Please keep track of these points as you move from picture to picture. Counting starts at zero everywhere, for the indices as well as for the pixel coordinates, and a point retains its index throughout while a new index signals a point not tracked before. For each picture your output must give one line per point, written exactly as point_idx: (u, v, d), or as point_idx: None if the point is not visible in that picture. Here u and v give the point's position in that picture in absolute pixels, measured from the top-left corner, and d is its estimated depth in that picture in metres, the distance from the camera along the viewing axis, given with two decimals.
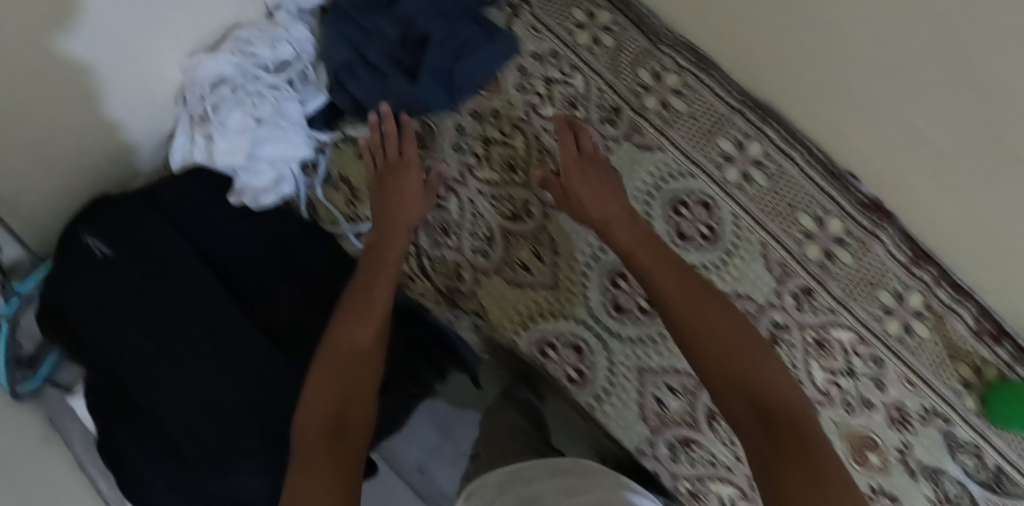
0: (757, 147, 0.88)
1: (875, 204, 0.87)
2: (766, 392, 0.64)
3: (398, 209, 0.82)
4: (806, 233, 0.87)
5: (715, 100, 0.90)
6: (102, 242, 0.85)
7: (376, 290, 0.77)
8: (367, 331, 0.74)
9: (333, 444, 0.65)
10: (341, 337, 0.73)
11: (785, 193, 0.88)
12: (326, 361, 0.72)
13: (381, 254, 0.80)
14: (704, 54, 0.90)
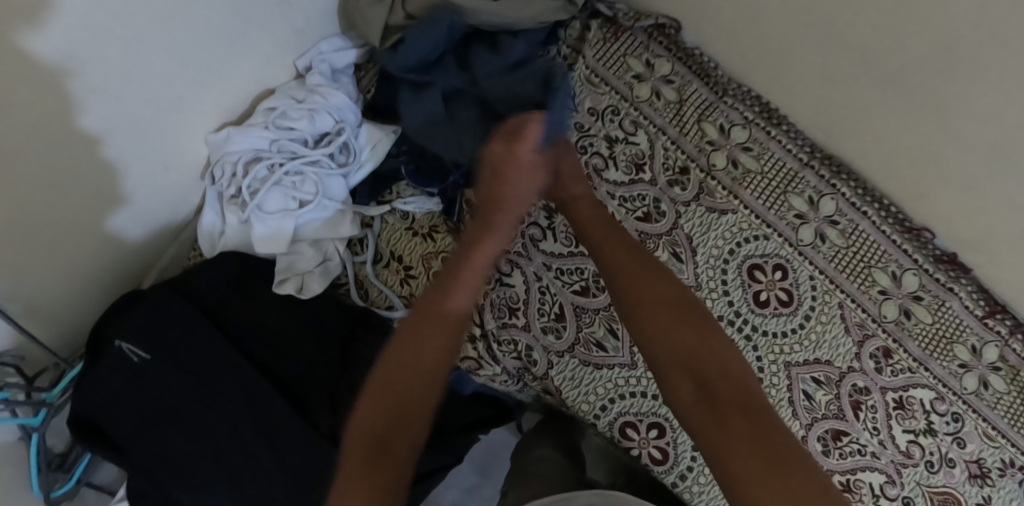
0: (831, 204, 0.83)
1: (949, 259, 0.79)
2: (749, 426, 0.59)
3: (502, 192, 0.67)
4: (884, 292, 0.81)
5: (781, 156, 0.85)
6: (138, 347, 0.76)
7: (452, 317, 0.66)
8: (439, 349, 0.64)
9: (380, 465, 0.60)
10: (393, 390, 0.63)
11: (864, 252, 0.82)
12: (372, 396, 0.63)
13: (471, 264, 0.67)
14: (773, 107, 0.86)
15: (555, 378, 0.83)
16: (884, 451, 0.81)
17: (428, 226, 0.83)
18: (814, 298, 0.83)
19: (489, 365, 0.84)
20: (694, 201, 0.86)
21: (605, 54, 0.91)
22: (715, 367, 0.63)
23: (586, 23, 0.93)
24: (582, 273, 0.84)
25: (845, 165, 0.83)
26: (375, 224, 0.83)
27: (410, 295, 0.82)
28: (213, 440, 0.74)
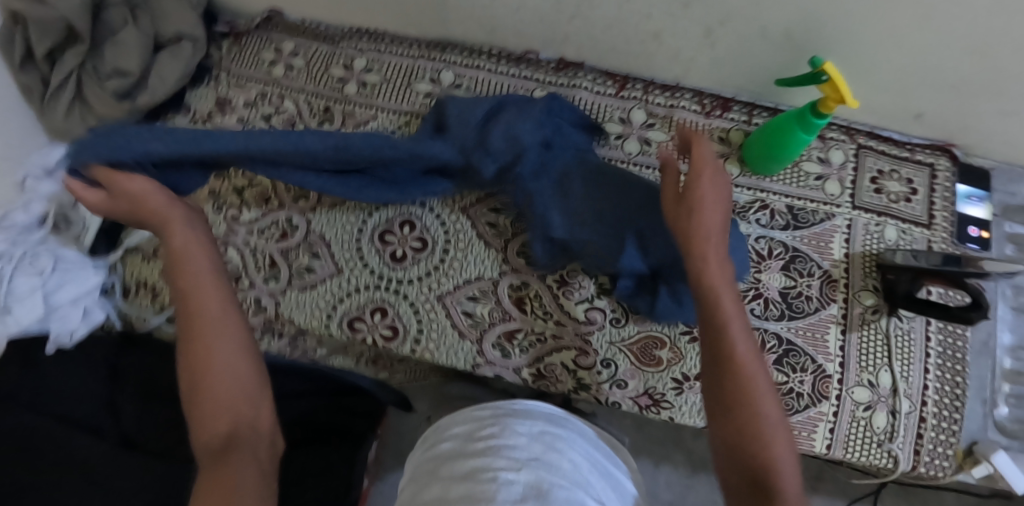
0: (448, 73, 1.00)
1: (561, 64, 1.00)
2: (739, 389, 0.66)
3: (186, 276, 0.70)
4: None
5: (400, 59, 1.01)
6: None
7: (217, 328, 0.69)
8: (239, 368, 0.69)
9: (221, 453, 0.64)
10: (211, 367, 0.67)
11: (494, 91, 0.99)
12: (193, 409, 0.66)
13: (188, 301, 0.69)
14: (370, 28, 1.03)
15: (286, 311, 0.94)
16: None
17: (155, 249, 0.98)
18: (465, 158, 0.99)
19: None
20: (350, 128, 0.99)
21: (237, 58, 1.03)
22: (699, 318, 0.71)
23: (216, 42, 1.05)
24: (277, 224, 0.97)
25: (451, 42, 1.02)
26: (117, 267, 0.98)
27: (161, 305, 0.96)
28: (36, 499, 0.83)
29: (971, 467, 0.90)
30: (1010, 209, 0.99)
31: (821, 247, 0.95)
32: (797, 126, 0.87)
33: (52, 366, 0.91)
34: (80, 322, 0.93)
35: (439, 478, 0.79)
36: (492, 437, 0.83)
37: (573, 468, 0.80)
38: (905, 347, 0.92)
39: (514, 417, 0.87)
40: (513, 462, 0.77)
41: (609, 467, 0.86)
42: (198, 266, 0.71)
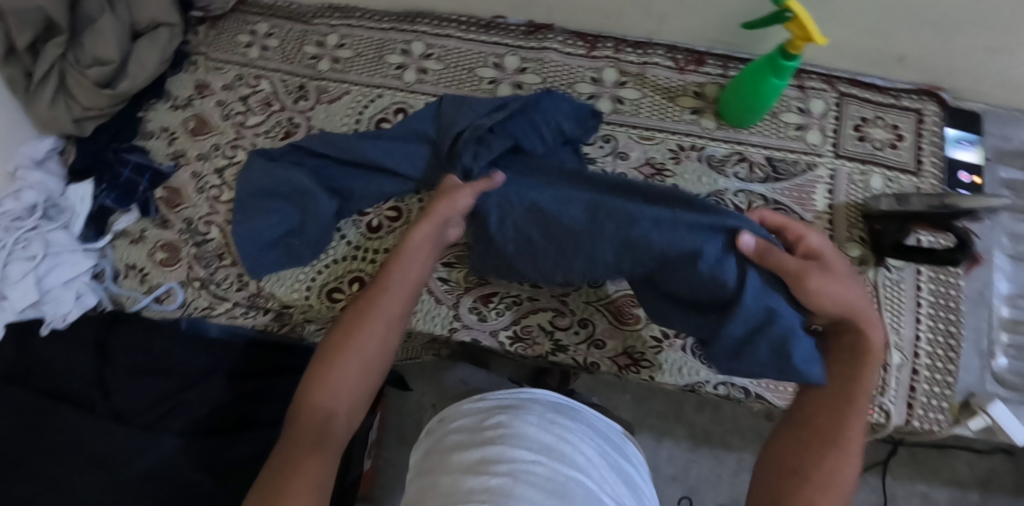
0: (418, 45, 1.00)
1: (531, 28, 0.99)
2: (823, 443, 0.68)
3: (411, 267, 0.77)
4: (493, 80, 0.97)
5: (371, 33, 1.02)
6: None
7: (385, 321, 0.74)
8: (370, 349, 0.72)
9: (315, 440, 0.67)
10: (337, 369, 0.71)
11: (465, 59, 0.99)
12: (325, 361, 0.71)
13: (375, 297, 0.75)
14: (340, 4, 1.04)
15: (268, 286, 0.95)
16: None
17: (140, 232, 1.00)
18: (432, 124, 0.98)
19: (221, 305, 0.97)
20: (325, 103, 1.00)
21: (213, 42, 1.06)
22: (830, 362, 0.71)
23: (195, 29, 1.07)
24: None
25: (420, 13, 1.02)
26: (107, 251, 1.00)
27: (149, 285, 0.98)
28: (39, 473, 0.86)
29: (967, 420, 0.88)
30: (1005, 152, 0.95)
31: (804, 199, 0.92)
32: (771, 71, 0.85)
33: (43, 347, 0.94)
34: (73, 305, 0.96)
35: (446, 470, 0.75)
36: (501, 427, 0.78)
37: (587, 464, 0.75)
38: (896, 298, 0.90)
39: (525, 407, 0.81)
40: (528, 456, 0.73)
41: (625, 467, 0.80)
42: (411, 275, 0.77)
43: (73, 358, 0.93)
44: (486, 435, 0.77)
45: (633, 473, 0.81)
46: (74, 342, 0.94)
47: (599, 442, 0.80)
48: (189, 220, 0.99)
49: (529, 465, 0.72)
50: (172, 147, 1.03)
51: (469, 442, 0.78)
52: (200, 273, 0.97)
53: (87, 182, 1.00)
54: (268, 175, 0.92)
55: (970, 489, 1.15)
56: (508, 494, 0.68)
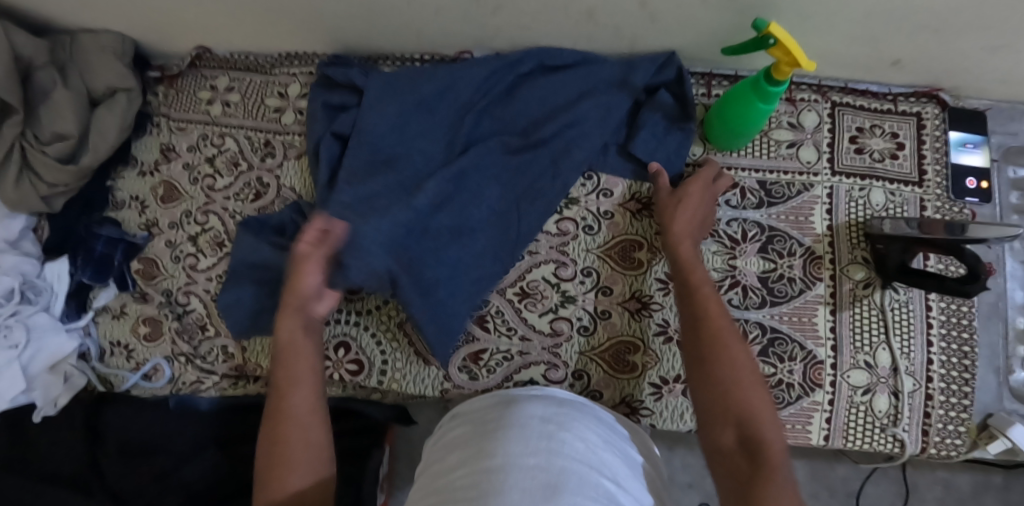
0: None
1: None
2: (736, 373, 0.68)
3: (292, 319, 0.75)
4: None
5: None
6: None
7: (307, 385, 0.73)
8: (308, 412, 0.71)
9: None
10: (287, 449, 0.69)
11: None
12: (268, 460, 0.69)
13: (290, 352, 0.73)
14: (300, 50, 1.00)
15: (253, 357, 0.93)
16: (541, 244, 0.89)
17: (121, 307, 0.97)
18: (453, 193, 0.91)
19: (207, 378, 0.94)
20: (293, 158, 0.97)
21: (173, 101, 1.02)
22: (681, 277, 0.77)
23: (155, 87, 1.04)
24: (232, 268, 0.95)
25: (381, 54, 0.98)
26: (90, 328, 0.97)
27: (134, 362, 0.96)
28: None
29: (986, 443, 0.83)
30: (1011, 150, 0.89)
31: (802, 222, 0.87)
32: (756, 96, 0.80)
33: (36, 435, 0.93)
34: (63, 388, 0.94)
35: (442, 469, 0.71)
36: (503, 420, 0.74)
37: (591, 451, 0.70)
38: (906, 320, 0.85)
39: (532, 398, 0.78)
40: (525, 447, 0.68)
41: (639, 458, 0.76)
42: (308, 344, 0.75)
43: (66, 444, 0.91)
44: (491, 428, 0.73)
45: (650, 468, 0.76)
46: (65, 428, 0.93)
47: (607, 432, 0.75)
48: (168, 292, 0.96)
49: (528, 455, 0.67)
50: (144, 216, 1.00)
51: (468, 440, 0.73)
52: (184, 347, 0.94)
53: (62, 259, 0.96)
54: (248, 246, 0.90)
55: (990, 472, 1.11)
56: (498, 487, 0.63)
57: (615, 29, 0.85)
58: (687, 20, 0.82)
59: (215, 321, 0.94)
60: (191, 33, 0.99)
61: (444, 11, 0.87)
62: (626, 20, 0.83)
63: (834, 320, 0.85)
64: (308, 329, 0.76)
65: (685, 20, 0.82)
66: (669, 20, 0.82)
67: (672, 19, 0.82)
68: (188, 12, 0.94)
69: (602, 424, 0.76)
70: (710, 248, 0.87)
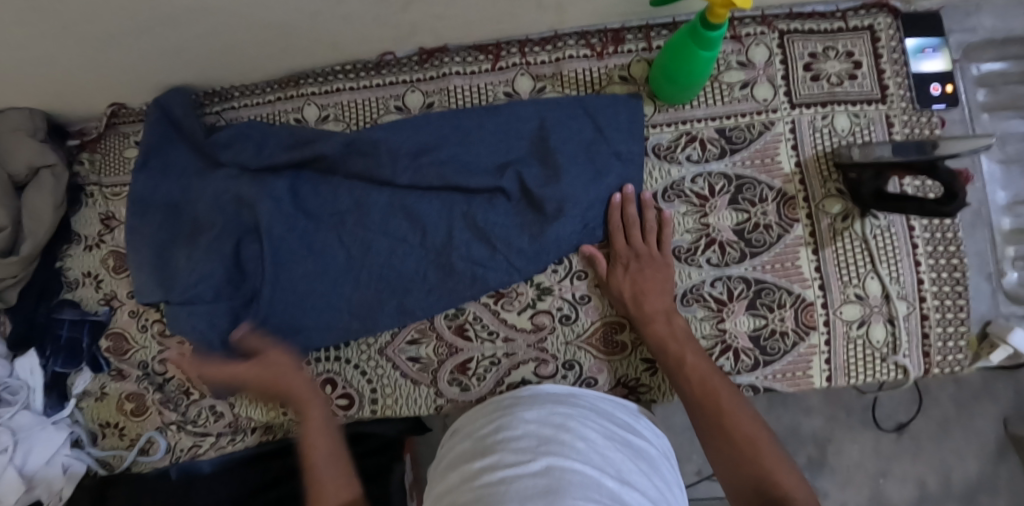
0: (312, 110, 0.91)
1: (423, 55, 0.89)
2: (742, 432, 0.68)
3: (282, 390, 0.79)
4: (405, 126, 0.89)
5: (262, 107, 0.93)
6: None
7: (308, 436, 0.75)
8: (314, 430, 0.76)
9: None
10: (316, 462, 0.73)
11: (364, 111, 0.91)
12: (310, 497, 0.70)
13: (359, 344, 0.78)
14: (218, 87, 0.95)
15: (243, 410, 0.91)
16: None
17: (100, 388, 0.95)
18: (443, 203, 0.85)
19: (203, 440, 0.92)
20: None
21: (102, 167, 0.98)
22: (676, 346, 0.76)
23: (80, 156, 0.98)
24: None
25: (301, 73, 0.92)
26: (77, 415, 0.94)
27: (128, 439, 0.94)
28: None
29: (989, 353, 0.82)
30: (972, 47, 0.86)
31: (768, 164, 0.84)
32: (697, 46, 0.75)
33: None
34: (64, 478, 0.91)
35: (444, 485, 0.68)
36: (502, 430, 0.71)
37: (593, 450, 0.67)
38: (891, 246, 0.82)
39: (528, 401, 0.76)
40: (523, 455, 0.66)
41: (642, 445, 0.74)
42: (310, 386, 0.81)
43: None
44: (490, 441, 0.70)
45: (653, 457, 0.73)
46: None
47: (608, 426, 0.73)
48: (144, 363, 0.93)
49: (528, 461, 0.64)
50: (101, 291, 0.96)
51: (466, 454, 0.71)
52: (173, 415, 0.92)
53: (30, 354, 0.93)
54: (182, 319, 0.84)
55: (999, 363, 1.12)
56: (504, 496, 0.61)
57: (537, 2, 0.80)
58: None
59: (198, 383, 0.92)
60: (102, 92, 0.93)
61: (354, 17, 0.80)
62: None
63: (820, 259, 0.82)
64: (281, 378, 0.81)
65: None
66: None
67: None
68: (90, 71, 0.88)
69: (593, 416, 0.74)
70: (679, 210, 0.84)
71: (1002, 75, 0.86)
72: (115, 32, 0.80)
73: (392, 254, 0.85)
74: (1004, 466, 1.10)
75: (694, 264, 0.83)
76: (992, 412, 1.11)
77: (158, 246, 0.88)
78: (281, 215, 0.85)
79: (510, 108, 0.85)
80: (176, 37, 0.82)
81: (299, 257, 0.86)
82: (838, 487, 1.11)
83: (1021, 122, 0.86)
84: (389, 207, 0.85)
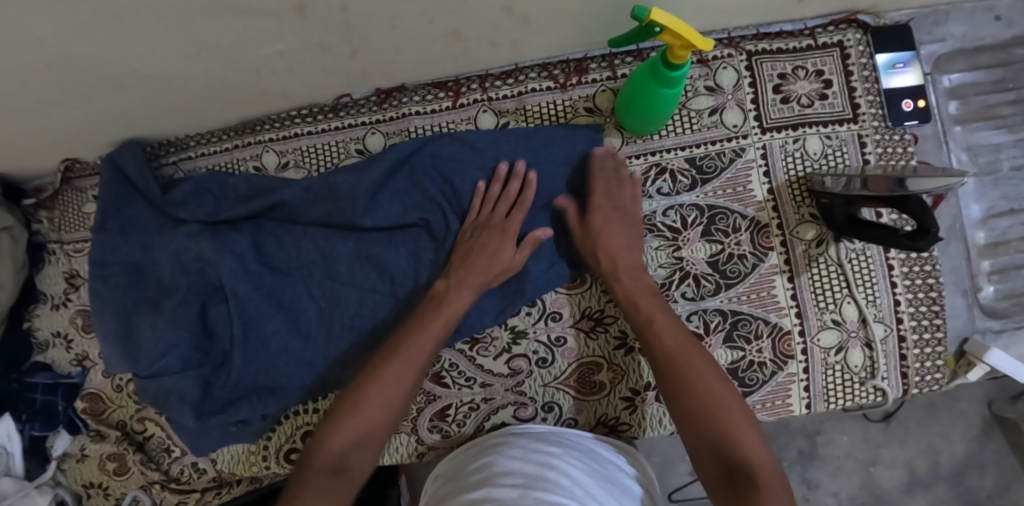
0: (270, 157, 0.88)
1: (381, 95, 0.86)
2: (709, 395, 0.66)
3: (469, 273, 0.77)
4: None
5: (219, 156, 0.90)
6: None
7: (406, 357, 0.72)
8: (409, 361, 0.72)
9: (333, 476, 0.64)
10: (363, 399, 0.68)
11: (324, 156, 0.88)
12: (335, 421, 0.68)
13: (441, 312, 0.75)
14: (172, 137, 0.91)
15: (224, 467, 0.90)
16: None
17: (81, 449, 0.94)
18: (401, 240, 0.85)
19: (188, 497, 0.92)
20: None
21: (61, 224, 0.95)
22: (642, 302, 0.74)
23: (38, 214, 0.96)
24: None
25: (256, 119, 0.89)
26: (60, 477, 0.94)
27: (112, 499, 0.93)
28: None
29: (966, 372, 0.81)
30: (942, 58, 0.83)
31: (740, 193, 0.82)
32: (659, 84, 0.72)
33: None
34: None
35: None
36: (484, 469, 0.70)
37: (577, 486, 0.66)
38: (868, 270, 0.81)
39: (511, 440, 0.75)
40: (508, 490, 0.64)
41: (626, 480, 0.73)
42: (460, 307, 0.76)
43: None
44: (473, 480, 0.69)
45: (639, 492, 0.72)
46: None
47: (591, 462, 0.72)
48: (123, 423, 0.93)
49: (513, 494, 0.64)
50: (73, 352, 0.95)
51: (451, 494, 0.69)
52: (156, 473, 0.92)
53: (5, 417, 0.91)
54: (152, 387, 0.83)
55: None
56: None
57: (491, 40, 0.77)
58: (563, 13, 0.73)
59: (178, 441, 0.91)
60: (50, 150, 0.90)
61: (300, 67, 0.77)
62: (500, 27, 0.74)
63: (797, 286, 0.81)
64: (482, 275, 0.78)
65: (563, 14, 0.73)
66: (543, 16, 0.73)
67: (546, 16, 0.73)
68: (35, 134, 0.85)
69: (576, 453, 0.73)
70: (652, 245, 0.82)
71: (974, 86, 0.84)
72: (52, 98, 0.77)
73: (362, 304, 0.85)
74: (991, 445, 1.11)
75: (670, 298, 0.82)
76: (977, 394, 1.12)
77: (122, 312, 0.86)
78: (246, 274, 0.84)
79: (471, 138, 0.83)
80: (118, 97, 0.79)
81: (269, 313, 0.84)
82: (831, 478, 1.12)
83: (996, 132, 0.84)
84: (354, 257, 0.84)
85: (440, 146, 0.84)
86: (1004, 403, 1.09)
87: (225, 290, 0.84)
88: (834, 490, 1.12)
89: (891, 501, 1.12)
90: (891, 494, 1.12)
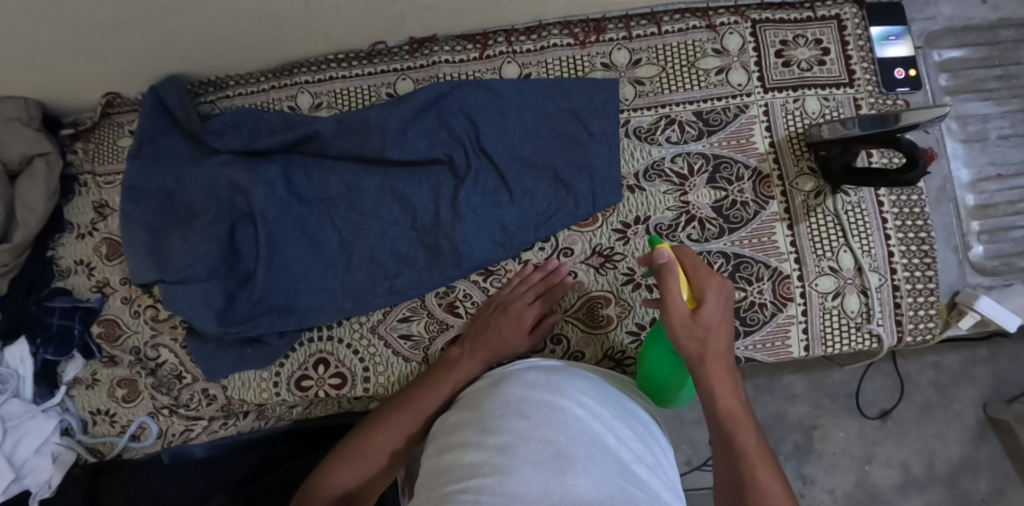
0: (304, 98, 0.94)
1: (414, 45, 0.93)
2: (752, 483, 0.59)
3: (510, 330, 0.81)
4: None
5: (256, 95, 0.95)
6: None
7: (417, 409, 0.74)
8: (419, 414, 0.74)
9: None
10: (360, 449, 0.72)
11: (355, 98, 0.93)
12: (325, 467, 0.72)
13: (451, 374, 0.77)
14: (213, 77, 0.97)
15: (233, 393, 0.91)
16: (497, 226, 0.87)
17: (92, 375, 0.95)
18: (422, 176, 0.88)
19: (195, 424, 0.93)
20: None
21: (96, 156, 0.99)
22: (720, 363, 0.64)
23: (75, 147, 1.00)
24: None
25: (295, 63, 0.95)
26: (67, 404, 0.94)
27: (118, 426, 0.94)
28: None
29: (958, 321, 0.86)
30: (932, 35, 0.92)
31: (744, 145, 0.88)
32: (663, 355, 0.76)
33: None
34: (55, 467, 0.90)
35: (445, 449, 0.66)
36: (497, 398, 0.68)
37: (593, 417, 0.66)
38: (863, 221, 0.86)
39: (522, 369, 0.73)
40: (525, 424, 0.63)
41: (634, 409, 0.73)
42: (467, 372, 0.78)
43: None
44: (486, 407, 0.68)
45: (647, 423, 0.72)
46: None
47: (603, 393, 0.72)
48: (136, 349, 0.94)
49: (532, 429, 0.62)
50: (94, 278, 0.97)
51: (463, 422, 0.68)
52: (166, 398, 0.93)
53: (22, 342, 0.92)
54: (176, 302, 0.86)
55: None
56: (512, 463, 0.59)
57: None
58: None
59: (191, 365, 0.93)
60: (95, 82, 0.95)
61: (346, 6, 0.83)
62: None
63: (796, 234, 0.86)
64: (518, 327, 0.81)
65: None
66: None
67: None
68: (86, 61, 0.90)
69: (589, 384, 0.72)
70: (660, 189, 0.87)
71: (962, 61, 0.92)
72: (110, 21, 0.82)
73: (383, 235, 0.88)
74: (984, 448, 1.06)
75: (678, 238, 0.86)
76: (970, 395, 1.08)
77: (154, 232, 0.89)
78: (276, 201, 0.87)
79: (496, 86, 0.89)
80: (174, 27, 0.84)
81: (294, 239, 0.87)
82: (825, 474, 1.08)
83: (981, 104, 0.92)
84: (380, 190, 0.88)
85: (465, 91, 0.88)
86: (999, 405, 1.05)
87: (253, 215, 0.87)
88: (829, 486, 1.07)
89: (885, 500, 1.07)
90: (887, 493, 1.07)
